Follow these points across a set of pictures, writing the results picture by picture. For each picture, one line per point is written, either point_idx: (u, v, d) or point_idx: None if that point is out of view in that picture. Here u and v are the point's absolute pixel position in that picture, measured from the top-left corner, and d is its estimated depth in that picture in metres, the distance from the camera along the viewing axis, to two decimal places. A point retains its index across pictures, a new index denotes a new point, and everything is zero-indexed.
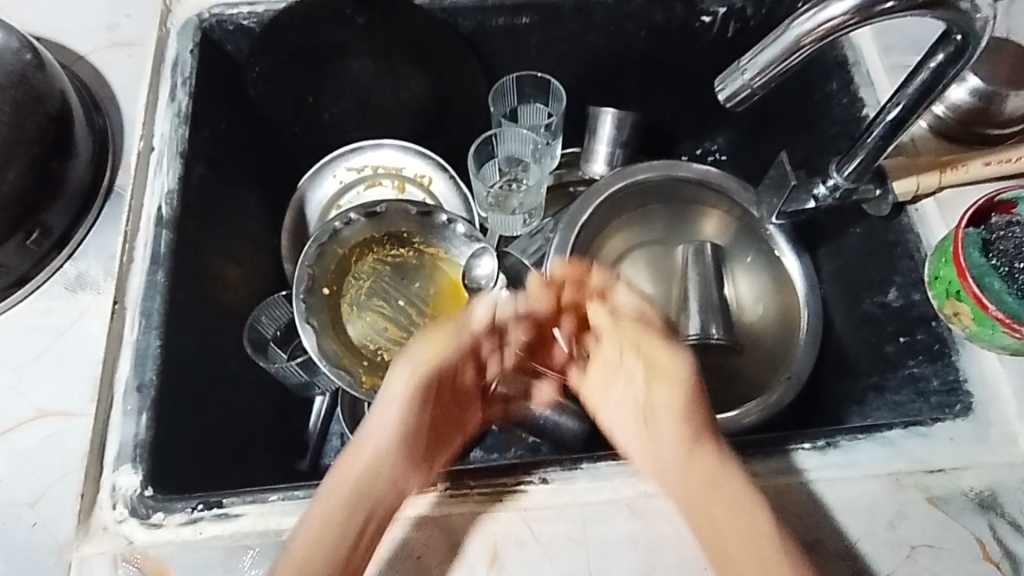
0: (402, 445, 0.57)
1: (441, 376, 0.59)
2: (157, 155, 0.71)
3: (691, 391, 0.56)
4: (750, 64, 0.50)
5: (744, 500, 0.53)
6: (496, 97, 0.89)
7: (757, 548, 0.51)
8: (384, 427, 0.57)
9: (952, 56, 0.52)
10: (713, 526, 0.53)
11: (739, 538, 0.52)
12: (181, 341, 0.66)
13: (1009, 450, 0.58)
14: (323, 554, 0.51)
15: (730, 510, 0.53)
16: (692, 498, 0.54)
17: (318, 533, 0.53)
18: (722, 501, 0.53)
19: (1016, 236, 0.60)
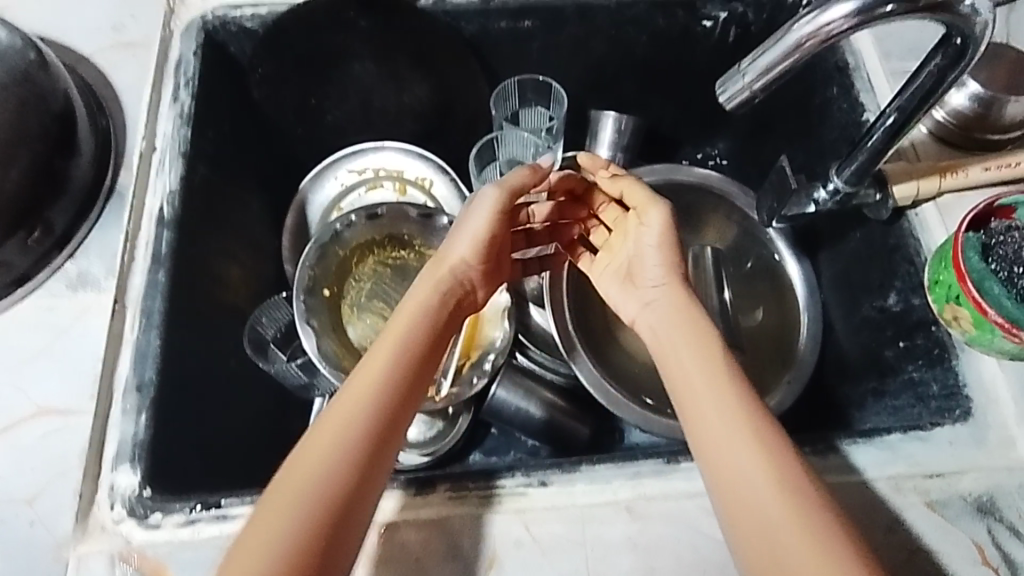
0: (445, 306, 0.63)
1: (498, 237, 0.67)
2: (159, 155, 0.71)
3: (676, 256, 0.65)
4: (749, 67, 0.50)
5: (739, 410, 0.54)
6: (498, 99, 0.90)
7: (750, 443, 0.52)
8: (427, 296, 0.63)
9: (951, 60, 0.51)
10: (709, 413, 0.54)
11: (733, 435, 0.52)
12: (181, 341, 0.66)
13: (1008, 455, 0.58)
14: (352, 416, 0.53)
15: (729, 403, 0.54)
16: (690, 378, 0.57)
17: (349, 397, 0.55)
18: (717, 391, 0.55)
19: (1015, 242, 0.59)
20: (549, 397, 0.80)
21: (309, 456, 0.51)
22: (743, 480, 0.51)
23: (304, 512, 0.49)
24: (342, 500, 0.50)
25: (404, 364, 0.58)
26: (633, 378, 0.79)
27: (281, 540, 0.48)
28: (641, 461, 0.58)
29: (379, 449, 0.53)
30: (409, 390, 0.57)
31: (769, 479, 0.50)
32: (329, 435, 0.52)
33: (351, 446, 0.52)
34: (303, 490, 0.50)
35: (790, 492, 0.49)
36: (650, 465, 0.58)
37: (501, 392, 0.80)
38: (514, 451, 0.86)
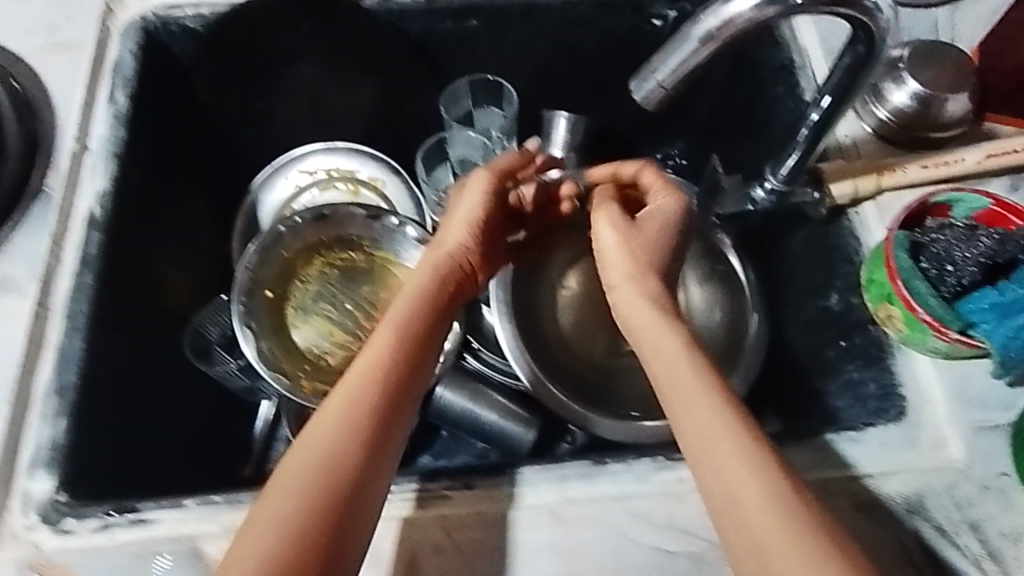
0: (441, 291, 0.62)
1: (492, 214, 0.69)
2: (91, 156, 0.71)
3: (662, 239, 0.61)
4: (661, 65, 0.50)
5: (723, 396, 0.49)
6: (447, 101, 0.89)
7: (738, 433, 0.47)
8: (422, 282, 0.62)
9: (862, 57, 0.52)
10: (691, 401, 0.49)
11: (719, 424, 0.47)
12: (109, 344, 0.66)
13: (938, 456, 0.58)
14: (345, 408, 0.52)
15: (715, 388, 0.49)
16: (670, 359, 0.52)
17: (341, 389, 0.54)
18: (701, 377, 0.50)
19: (944, 239, 0.58)
20: (495, 399, 0.79)
21: (302, 449, 0.51)
22: (727, 476, 0.46)
23: (300, 506, 0.48)
24: (342, 493, 0.50)
25: (396, 350, 0.56)
26: (579, 379, 0.79)
27: (277, 534, 0.47)
28: (567, 464, 0.58)
29: (375, 433, 0.52)
30: (401, 377, 0.55)
31: (761, 474, 0.45)
32: (322, 426, 0.52)
33: (341, 429, 0.52)
34: (296, 484, 0.49)
35: (784, 488, 0.45)
36: (577, 468, 0.57)
37: (446, 394, 0.79)
38: (463, 453, 0.85)
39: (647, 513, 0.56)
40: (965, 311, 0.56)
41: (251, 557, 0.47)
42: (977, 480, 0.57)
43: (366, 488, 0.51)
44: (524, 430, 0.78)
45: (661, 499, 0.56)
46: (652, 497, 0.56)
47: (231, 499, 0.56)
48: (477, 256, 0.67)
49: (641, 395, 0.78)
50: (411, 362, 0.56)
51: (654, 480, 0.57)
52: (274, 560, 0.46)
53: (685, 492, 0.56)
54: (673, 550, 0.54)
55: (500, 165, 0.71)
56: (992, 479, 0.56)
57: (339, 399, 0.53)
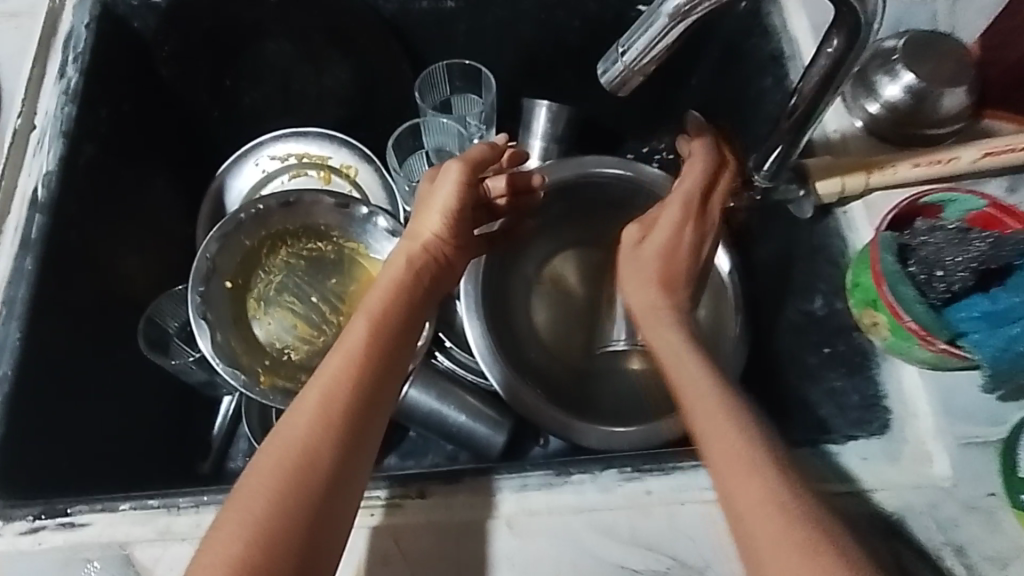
0: (417, 282, 0.59)
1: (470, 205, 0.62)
2: (38, 133, 0.67)
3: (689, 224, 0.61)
4: (627, 45, 0.46)
5: (725, 412, 0.48)
6: (422, 87, 0.84)
7: (740, 446, 0.46)
8: (396, 273, 0.58)
9: (844, 44, 0.48)
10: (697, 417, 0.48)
11: (724, 441, 0.46)
12: (51, 332, 0.63)
13: (922, 472, 0.54)
14: (318, 401, 0.49)
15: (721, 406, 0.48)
16: (679, 380, 0.52)
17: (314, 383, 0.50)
18: (705, 395, 0.49)
19: (934, 242, 0.54)
20: (465, 400, 0.75)
21: (274, 447, 0.47)
22: (728, 490, 0.44)
23: (269, 504, 0.44)
24: (317, 490, 0.46)
25: (371, 342, 0.53)
26: (552, 378, 0.76)
27: (244, 534, 0.43)
28: (529, 472, 0.54)
29: (352, 430, 0.49)
30: (378, 370, 0.52)
31: (760, 485, 0.44)
32: (294, 422, 0.48)
33: (317, 426, 0.48)
34: (266, 482, 0.45)
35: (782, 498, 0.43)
36: (538, 477, 0.54)
37: (413, 392, 0.75)
38: (432, 454, 0.81)
39: (609, 527, 0.52)
40: (953, 319, 0.53)
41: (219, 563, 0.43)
42: (964, 499, 0.53)
43: (341, 484, 0.47)
44: (492, 433, 0.75)
45: (625, 513, 0.53)
46: (616, 510, 0.53)
47: (169, 502, 0.53)
48: (451, 249, 0.63)
49: (615, 399, 0.74)
50: (387, 354, 0.53)
51: (619, 492, 0.53)
52: (241, 563, 0.42)
53: (652, 505, 0.53)
54: (636, 568, 0.51)
55: (472, 155, 0.63)
56: (980, 499, 0.53)
57: (313, 396, 0.49)
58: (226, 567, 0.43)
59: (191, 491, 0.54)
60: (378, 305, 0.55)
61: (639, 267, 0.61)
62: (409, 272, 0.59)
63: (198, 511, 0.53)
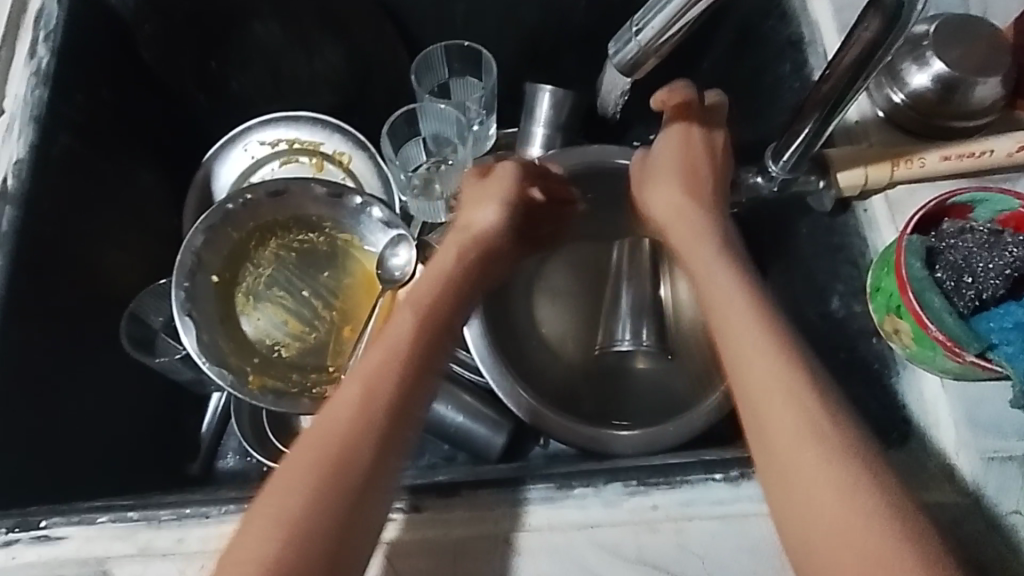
0: (457, 282, 0.58)
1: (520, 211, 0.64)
2: (8, 120, 0.64)
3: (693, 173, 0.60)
4: (643, 22, 0.44)
5: (772, 345, 0.45)
6: (420, 69, 0.81)
7: (783, 386, 0.43)
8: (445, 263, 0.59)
9: (882, 27, 0.44)
10: (738, 350, 0.46)
11: (763, 374, 0.44)
12: (24, 330, 0.60)
13: (942, 487, 0.51)
14: (358, 397, 0.46)
15: (762, 334, 0.46)
16: (717, 308, 0.48)
17: (353, 379, 0.48)
18: (744, 325, 0.46)
19: (965, 246, 0.51)
20: (465, 400, 0.72)
21: (308, 443, 0.44)
22: (766, 430, 0.43)
23: (307, 501, 0.42)
24: (351, 491, 0.43)
25: (415, 339, 0.51)
26: (552, 382, 0.73)
27: (277, 534, 0.41)
28: (529, 486, 0.51)
29: (390, 427, 0.46)
30: (420, 371, 0.49)
31: (800, 428, 0.41)
32: (331, 418, 0.45)
33: (354, 421, 0.45)
34: (302, 479, 0.43)
35: (828, 438, 0.41)
36: (539, 491, 0.51)
37: None
38: (429, 454, 0.77)
39: (614, 545, 0.49)
40: (983, 330, 0.50)
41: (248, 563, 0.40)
42: (984, 518, 0.50)
43: (378, 484, 0.44)
44: (491, 433, 0.71)
45: (631, 529, 0.50)
46: (621, 526, 0.50)
47: (149, 515, 0.50)
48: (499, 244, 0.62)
49: (617, 401, 0.72)
50: (428, 355, 0.51)
51: (625, 506, 0.51)
52: (274, 564, 0.40)
53: (659, 522, 0.50)
54: None
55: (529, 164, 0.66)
56: (1003, 517, 0.49)
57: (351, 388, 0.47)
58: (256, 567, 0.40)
59: (174, 502, 0.51)
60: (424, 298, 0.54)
61: (665, 172, 0.61)
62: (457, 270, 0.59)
63: (181, 524, 0.50)
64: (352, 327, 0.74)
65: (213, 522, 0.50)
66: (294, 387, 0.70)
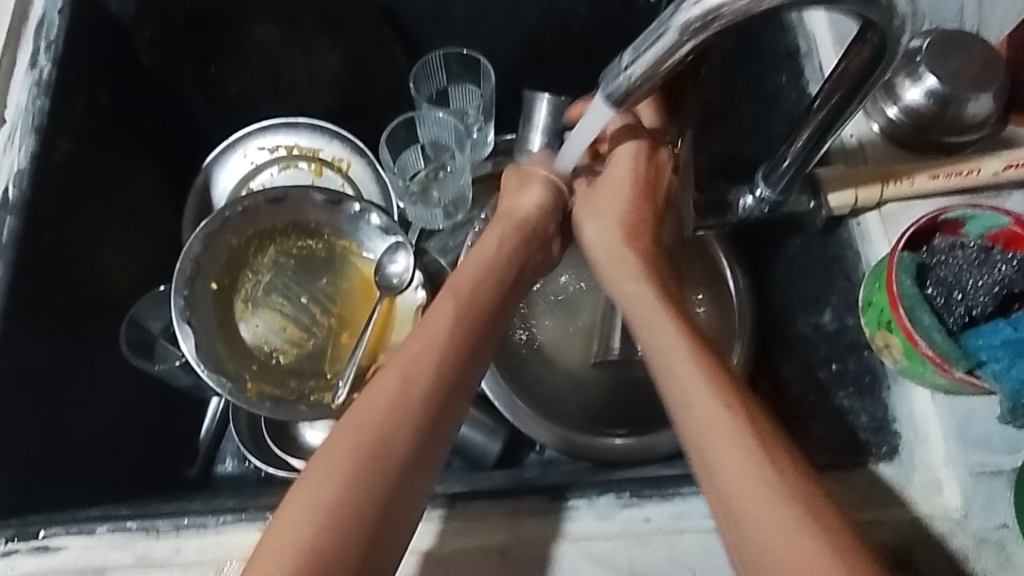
0: (505, 271, 0.59)
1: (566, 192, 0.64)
2: (9, 128, 0.64)
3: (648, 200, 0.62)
4: (634, 58, 0.42)
5: (708, 381, 0.46)
6: (418, 76, 0.80)
7: (719, 411, 0.45)
8: (484, 252, 0.59)
9: (868, 59, 0.44)
10: (675, 386, 0.47)
11: (704, 403, 0.45)
12: (24, 339, 0.61)
13: (932, 501, 0.52)
14: (397, 386, 0.47)
15: (700, 366, 0.47)
16: (654, 348, 0.50)
17: (393, 365, 0.49)
18: (682, 360, 0.48)
19: (956, 263, 0.51)
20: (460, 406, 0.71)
21: (346, 431, 0.45)
22: (716, 460, 0.43)
23: (345, 488, 0.42)
24: (391, 478, 0.44)
25: (456, 329, 0.52)
26: (549, 392, 0.73)
27: (317, 519, 0.41)
28: (523, 497, 0.52)
29: (428, 417, 0.47)
30: (460, 363, 0.51)
31: (744, 452, 0.43)
32: (370, 407, 0.46)
33: (398, 407, 0.47)
34: (338, 466, 0.43)
35: (767, 462, 0.42)
36: (533, 503, 0.52)
37: None
38: None
39: (606, 557, 0.50)
40: (972, 346, 0.50)
41: (292, 545, 0.40)
42: (974, 532, 0.50)
43: (416, 474, 0.45)
44: (488, 440, 0.71)
45: (623, 542, 0.51)
46: (613, 539, 0.51)
47: (147, 525, 0.51)
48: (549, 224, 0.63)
49: (609, 407, 0.73)
50: (470, 347, 0.52)
51: (617, 519, 0.51)
52: (313, 550, 0.40)
53: (651, 535, 0.51)
54: None
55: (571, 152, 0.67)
56: (991, 531, 0.50)
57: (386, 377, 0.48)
58: (297, 553, 0.40)
59: (171, 512, 0.52)
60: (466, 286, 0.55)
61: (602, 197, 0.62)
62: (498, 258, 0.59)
63: (178, 534, 0.50)
64: (350, 333, 0.75)
65: (210, 532, 0.50)
66: (291, 394, 0.71)
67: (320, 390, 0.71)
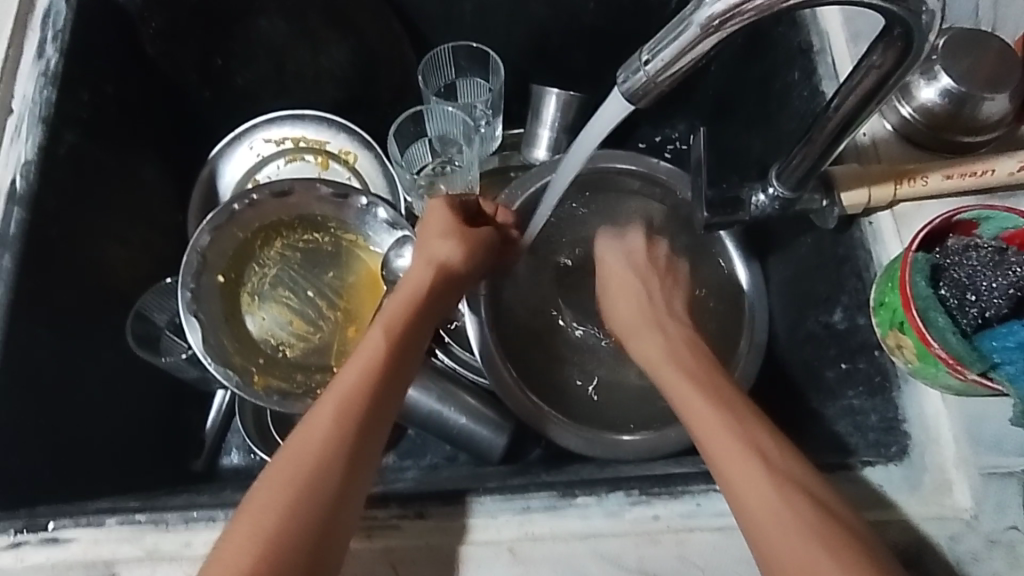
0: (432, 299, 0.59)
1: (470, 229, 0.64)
2: (15, 120, 0.63)
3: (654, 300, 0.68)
4: (653, 54, 0.41)
5: (725, 426, 0.51)
6: (427, 69, 0.80)
7: (735, 445, 0.49)
8: (416, 290, 0.58)
9: (892, 57, 0.44)
10: (698, 429, 0.52)
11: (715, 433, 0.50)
12: (31, 332, 0.60)
13: (942, 502, 0.51)
14: (334, 414, 0.48)
15: (716, 413, 0.52)
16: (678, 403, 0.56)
17: (329, 396, 0.49)
18: (700, 410, 0.53)
19: (971, 263, 0.51)
20: (468, 403, 0.70)
21: (285, 463, 0.46)
22: (734, 489, 0.47)
23: (283, 514, 0.43)
24: (326, 502, 0.45)
25: (388, 352, 0.53)
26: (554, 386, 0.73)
27: (253, 548, 0.42)
28: (532, 494, 0.52)
29: (362, 441, 0.48)
30: (388, 385, 0.51)
31: (760, 482, 0.46)
32: (309, 436, 0.47)
33: (331, 436, 0.47)
34: (277, 498, 0.44)
35: (779, 486, 0.46)
36: (542, 500, 0.52)
37: (412, 393, 0.70)
38: (430, 455, 0.77)
39: (616, 555, 0.50)
40: (987, 349, 0.50)
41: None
42: (983, 534, 0.50)
43: (351, 495, 0.46)
44: (493, 435, 0.70)
45: (633, 539, 0.50)
46: (623, 536, 0.51)
47: (157, 518, 0.51)
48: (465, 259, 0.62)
49: (621, 408, 0.72)
50: (397, 371, 0.53)
51: (626, 517, 0.51)
52: None
53: (660, 533, 0.51)
54: None
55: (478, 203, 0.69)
56: (1000, 533, 0.50)
57: (326, 405, 0.49)
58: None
59: (181, 506, 0.52)
60: (396, 314, 0.56)
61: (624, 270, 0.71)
62: (423, 289, 0.59)
63: (188, 528, 0.50)
64: (357, 327, 0.75)
65: (219, 526, 0.50)
66: (299, 388, 0.70)
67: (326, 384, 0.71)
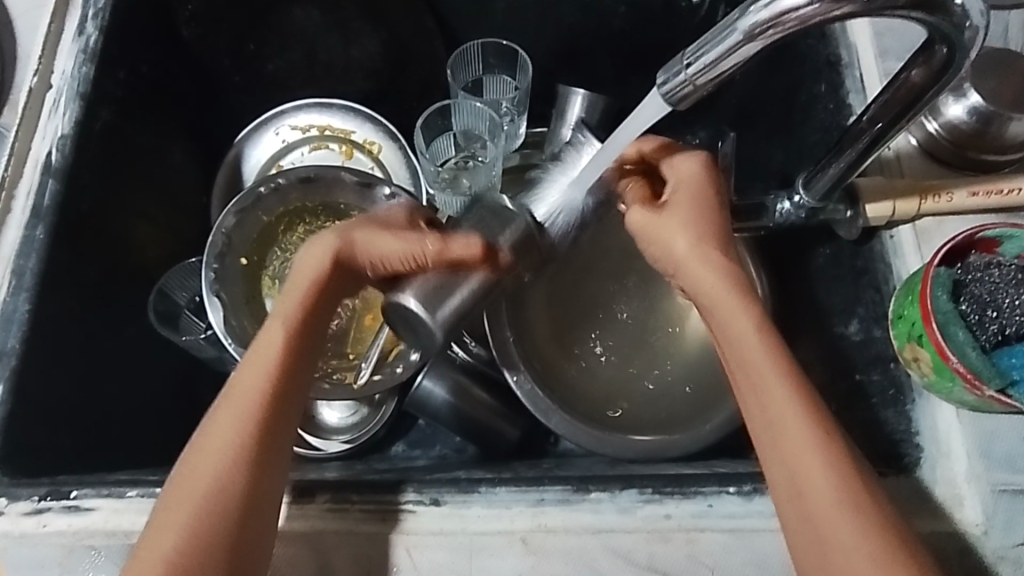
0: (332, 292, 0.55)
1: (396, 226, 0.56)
2: (53, 95, 0.64)
3: (711, 215, 0.52)
4: (695, 57, 0.42)
5: (798, 410, 0.45)
6: (455, 64, 0.81)
7: (812, 445, 0.44)
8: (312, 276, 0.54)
9: (935, 69, 0.44)
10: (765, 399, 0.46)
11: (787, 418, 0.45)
12: (60, 304, 0.61)
13: (953, 516, 0.52)
14: (236, 422, 0.48)
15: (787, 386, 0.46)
16: (740, 360, 0.47)
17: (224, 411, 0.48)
18: (765, 374, 0.46)
19: (991, 280, 0.52)
20: (483, 400, 0.71)
21: (190, 473, 0.47)
22: (800, 488, 0.44)
23: (190, 521, 0.45)
24: (236, 508, 0.46)
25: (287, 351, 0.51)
26: (571, 387, 0.73)
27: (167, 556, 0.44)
28: (546, 487, 0.53)
29: (264, 443, 0.48)
30: (284, 394, 0.50)
31: (833, 493, 0.43)
32: (208, 450, 0.47)
33: (234, 443, 0.47)
34: (184, 506, 0.45)
35: (850, 492, 0.43)
36: (556, 494, 0.53)
37: (427, 384, 0.71)
38: (440, 445, 0.78)
39: (628, 551, 0.51)
40: (1005, 366, 0.50)
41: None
42: (991, 548, 0.50)
43: (261, 497, 0.47)
44: (506, 428, 0.71)
45: (644, 537, 0.51)
46: (634, 533, 0.51)
47: None
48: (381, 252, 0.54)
49: (635, 413, 0.71)
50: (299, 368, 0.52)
51: (638, 514, 0.52)
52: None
53: (671, 531, 0.51)
54: None
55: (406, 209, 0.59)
56: (1009, 548, 0.50)
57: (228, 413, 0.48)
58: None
59: None
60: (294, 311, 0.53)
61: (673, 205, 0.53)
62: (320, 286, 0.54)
63: None
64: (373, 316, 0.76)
65: None
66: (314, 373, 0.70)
67: (343, 370, 0.72)
